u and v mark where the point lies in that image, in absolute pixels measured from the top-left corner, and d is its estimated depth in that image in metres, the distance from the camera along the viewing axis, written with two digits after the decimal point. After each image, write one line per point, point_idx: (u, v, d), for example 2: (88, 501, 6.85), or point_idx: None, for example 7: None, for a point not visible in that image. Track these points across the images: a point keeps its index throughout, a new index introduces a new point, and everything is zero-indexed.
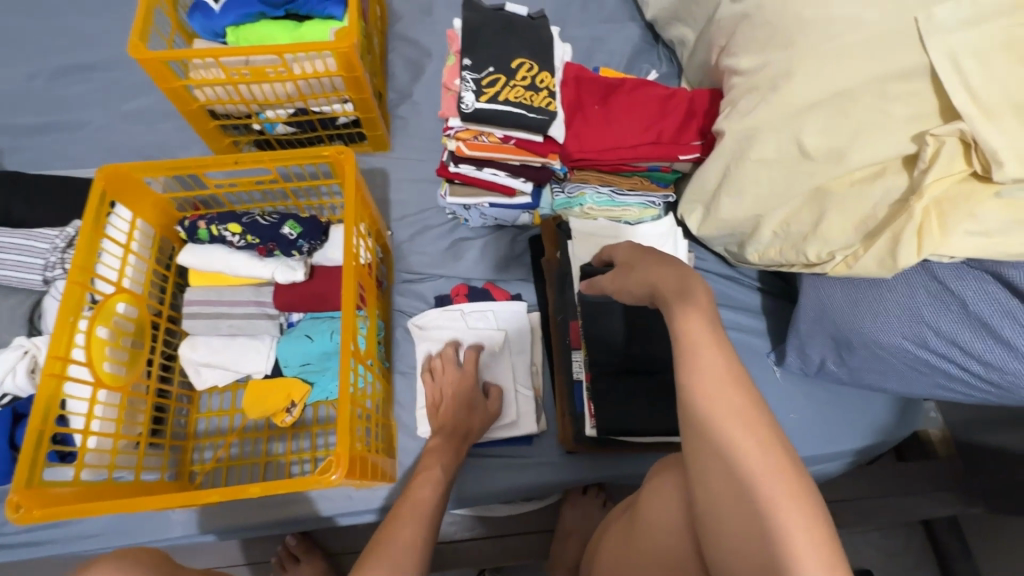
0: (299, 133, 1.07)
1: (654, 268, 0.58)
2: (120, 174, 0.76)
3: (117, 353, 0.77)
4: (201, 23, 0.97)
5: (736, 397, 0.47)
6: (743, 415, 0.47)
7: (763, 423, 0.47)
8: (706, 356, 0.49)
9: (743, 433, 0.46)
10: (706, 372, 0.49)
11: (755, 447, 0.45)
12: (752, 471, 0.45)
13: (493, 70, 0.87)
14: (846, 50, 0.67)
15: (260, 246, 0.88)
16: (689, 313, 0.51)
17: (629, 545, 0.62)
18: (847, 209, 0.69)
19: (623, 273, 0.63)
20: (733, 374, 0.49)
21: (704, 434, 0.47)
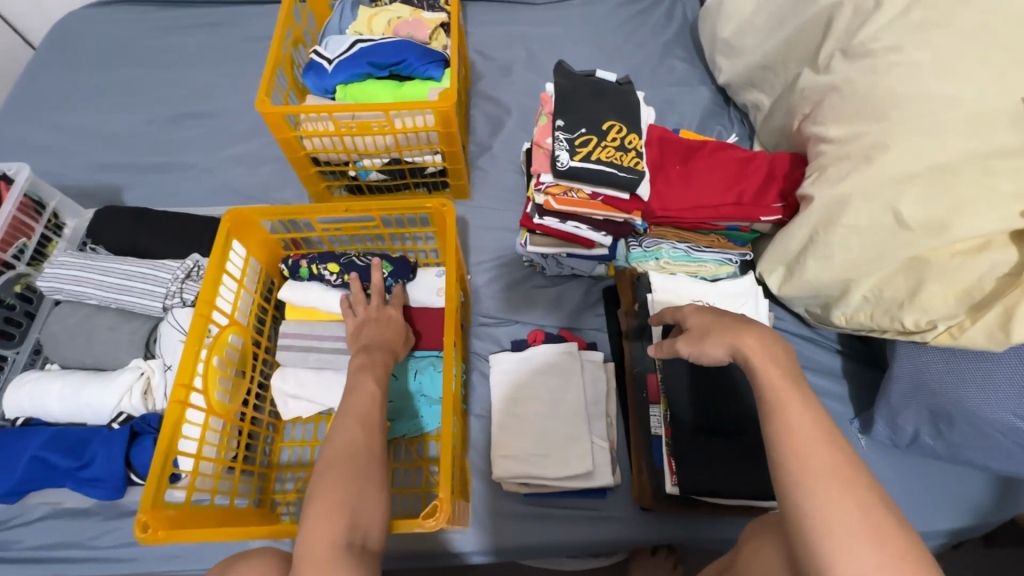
0: (388, 180, 1.15)
1: (732, 330, 0.58)
2: (244, 217, 0.84)
3: (225, 381, 0.82)
4: (313, 81, 1.07)
5: (829, 457, 0.48)
6: (837, 473, 0.47)
7: (863, 484, 0.46)
8: (794, 416, 0.51)
9: (837, 490, 0.46)
10: (791, 430, 0.50)
11: (850, 506, 0.45)
12: (851, 532, 0.44)
13: (585, 131, 0.92)
14: (947, 126, 0.69)
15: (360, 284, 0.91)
16: (771, 372, 0.54)
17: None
18: (949, 279, 0.69)
19: (694, 336, 0.62)
20: (825, 437, 0.49)
21: (797, 494, 0.47)
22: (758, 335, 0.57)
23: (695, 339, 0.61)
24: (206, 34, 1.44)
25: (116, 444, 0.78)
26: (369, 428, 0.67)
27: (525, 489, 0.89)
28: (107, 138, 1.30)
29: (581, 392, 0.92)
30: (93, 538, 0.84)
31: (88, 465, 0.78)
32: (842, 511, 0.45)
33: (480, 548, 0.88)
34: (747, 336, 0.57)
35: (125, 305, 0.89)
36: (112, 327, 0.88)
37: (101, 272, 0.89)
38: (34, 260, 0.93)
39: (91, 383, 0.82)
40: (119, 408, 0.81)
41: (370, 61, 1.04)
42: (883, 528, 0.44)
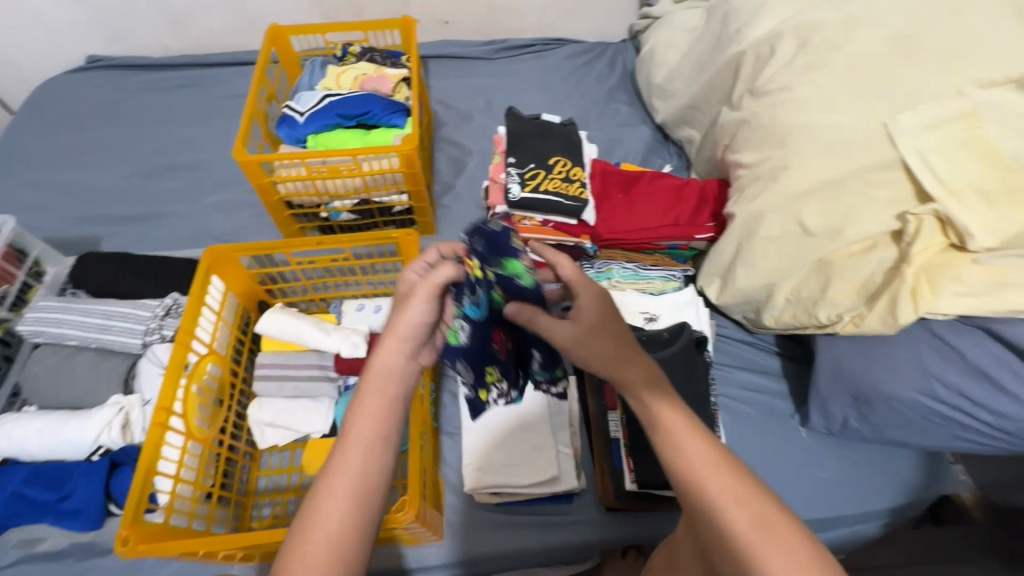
0: (359, 220, 1.23)
1: (616, 361, 0.56)
2: (222, 253, 0.91)
3: (203, 408, 0.86)
4: (286, 131, 1.17)
5: (722, 478, 0.51)
6: (733, 493, 0.51)
7: (754, 495, 0.51)
8: (687, 444, 0.54)
9: (734, 509, 0.50)
10: (687, 458, 0.53)
11: (748, 521, 0.49)
12: (752, 545, 0.48)
13: (533, 166, 1.03)
14: (832, 148, 0.82)
15: (498, 342, 0.64)
16: (659, 408, 0.56)
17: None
18: (848, 277, 0.80)
19: (586, 330, 0.56)
20: (715, 459, 0.53)
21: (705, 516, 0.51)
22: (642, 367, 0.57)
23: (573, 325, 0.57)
24: (184, 93, 1.54)
25: (97, 474, 0.82)
26: (360, 504, 0.52)
27: (496, 498, 0.93)
28: (86, 191, 1.36)
29: (544, 404, 0.98)
30: None
31: (66, 497, 0.81)
32: (742, 528, 0.49)
33: (456, 561, 0.91)
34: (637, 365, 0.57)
35: (105, 344, 0.93)
36: (92, 366, 0.92)
37: (83, 313, 0.93)
38: (15, 306, 0.97)
39: (69, 421, 0.85)
40: (98, 442, 0.84)
41: (338, 112, 1.15)
42: (779, 532, 0.49)
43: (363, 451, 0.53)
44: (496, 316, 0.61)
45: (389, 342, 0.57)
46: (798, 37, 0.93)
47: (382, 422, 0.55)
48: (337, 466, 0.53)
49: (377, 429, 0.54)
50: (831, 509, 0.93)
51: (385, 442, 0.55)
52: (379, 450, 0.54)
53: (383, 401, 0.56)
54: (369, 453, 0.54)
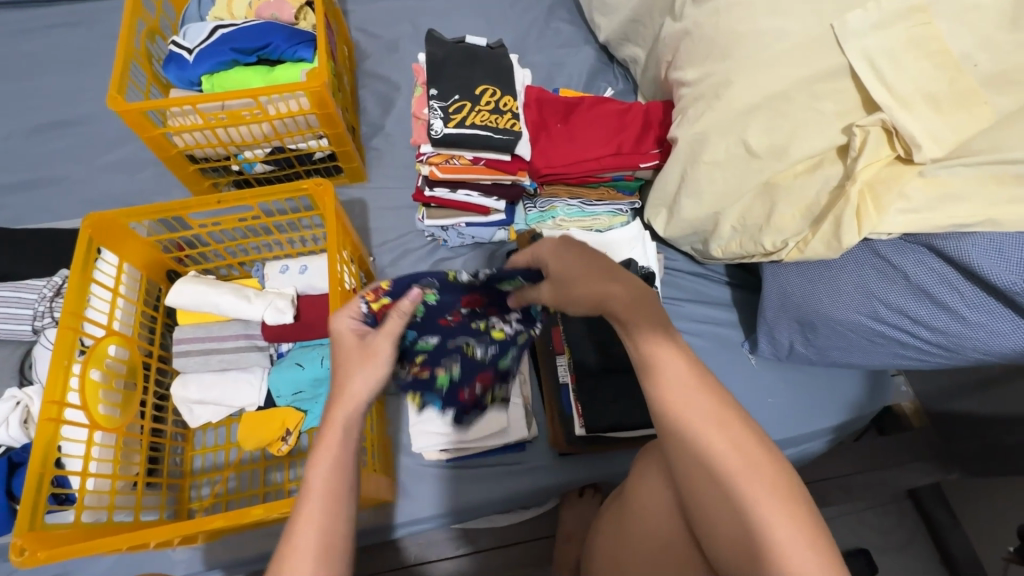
0: (277, 171, 1.11)
1: (599, 277, 0.58)
2: (107, 221, 0.79)
3: (111, 395, 0.79)
4: (175, 73, 1.02)
5: (703, 403, 0.51)
6: (715, 418, 0.50)
7: (732, 419, 0.50)
8: (668, 370, 0.53)
9: (716, 432, 0.50)
10: (673, 383, 0.52)
11: (727, 444, 0.49)
12: (730, 467, 0.48)
13: (459, 97, 0.93)
14: (777, 56, 0.74)
15: (453, 316, 0.66)
16: (648, 332, 0.55)
17: (627, 531, 0.67)
18: (794, 200, 0.75)
19: (563, 288, 0.60)
20: (697, 384, 0.52)
21: (686, 440, 0.51)
22: (631, 287, 0.57)
23: (562, 292, 0.60)
24: (58, 34, 1.32)
25: None
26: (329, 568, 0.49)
27: (445, 455, 0.91)
28: None
29: None
30: None
31: None
32: (719, 451, 0.49)
33: (414, 518, 0.90)
34: (615, 290, 0.57)
35: None
36: None
37: None
38: None
39: None
40: None
41: (233, 47, 1.00)
42: (751, 455, 0.49)
43: (321, 507, 0.52)
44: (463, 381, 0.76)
45: (354, 388, 0.58)
46: None
47: (337, 472, 0.54)
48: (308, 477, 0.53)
49: (336, 486, 0.53)
50: (779, 432, 0.94)
51: (342, 492, 0.53)
52: (337, 503, 0.53)
53: (343, 443, 0.55)
54: (334, 511, 0.52)
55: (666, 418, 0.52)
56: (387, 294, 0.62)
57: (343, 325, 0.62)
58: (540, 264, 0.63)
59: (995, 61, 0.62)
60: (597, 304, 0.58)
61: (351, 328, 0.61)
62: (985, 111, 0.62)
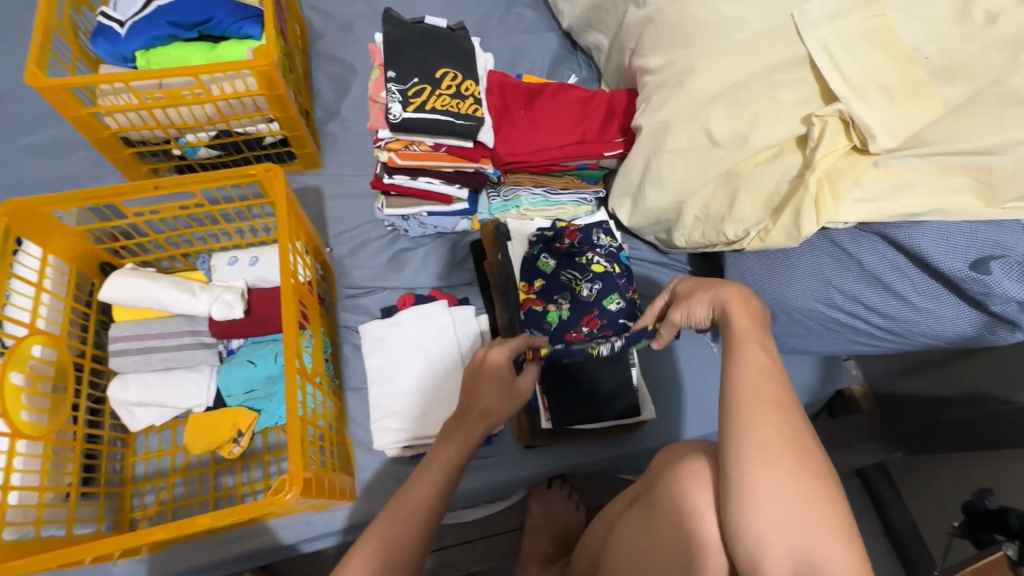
0: (223, 156, 1.04)
1: (738, 294, 0.59)
2: (26, 208, 0.72)
3: (37, 399, 0.72)
4: (105, 47, 0.93)
5: (771, 386, 0.51)
6: (778, 403, 0.50)
7: (794, 410, 0.50)
8: (751, 351, 0.54)
9: (771, 411, 0.49)
10: (746, 357, 0.53)
11: (780, 426, 0.49)
12: (778, 446, 0.48)
13: (418, 80, 0.89)
14: (739, 45, 0.75)
15: (576, 331, 0.87)
16: (744, 321, 0.56)
17: (644, 531, 0.61)
18: (755, 190, 0.76)
19: (686, 299, 0.63)
20: (774, 371, 0.52)
21: (740, 409, 0.50)
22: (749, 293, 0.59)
23: (682, 300, 0.63)
24: None
25: None
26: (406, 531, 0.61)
27: (409, 452, 0.88)
28: None
29: (454, 349, 0.92)
30: None
31: None
32: (774, 430, 0.48)
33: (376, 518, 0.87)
34: (730, 286, 0.59)
35: None
36: None
37: None
38: None
39: None
40: None
41: (170, 20, 0.92)
42: (804, 446, 0.48)
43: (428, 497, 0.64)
44: (567, 321, 0.88)
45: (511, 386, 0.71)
46: None
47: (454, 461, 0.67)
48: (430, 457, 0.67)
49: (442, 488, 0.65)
50: None
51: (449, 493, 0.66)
52: (438, 503, 0.64)
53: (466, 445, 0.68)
54: (436, 501, 0.64)
55: (735, 383, 0.52)
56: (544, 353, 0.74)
57: (495, 355, 0.70)
58: (720, 307, 0.59)
59: (944, 53, 0.63)
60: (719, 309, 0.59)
61: (501, 359, 0.70)
62: (934, 104, 0.64)
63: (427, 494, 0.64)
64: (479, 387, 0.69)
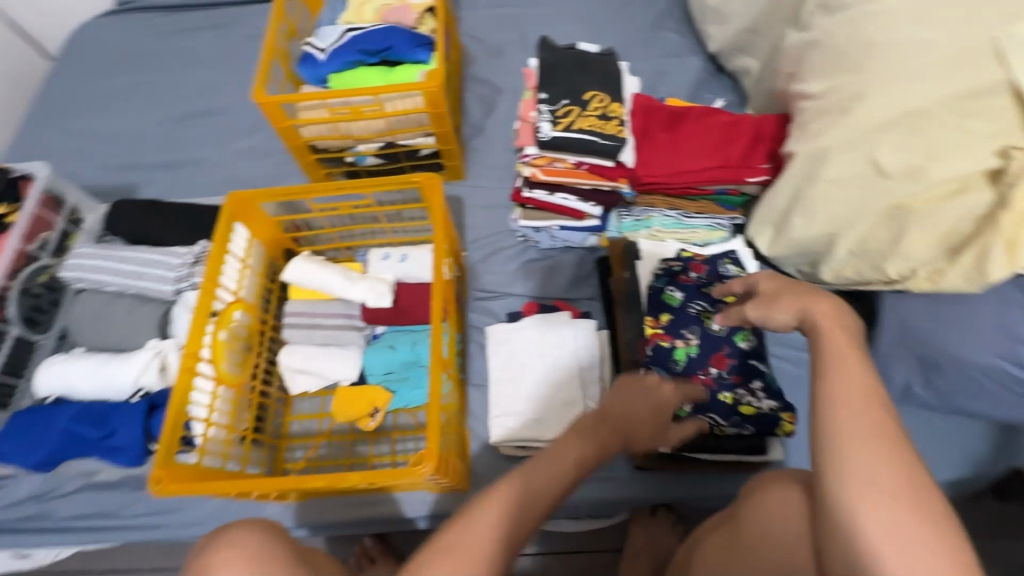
0: (385, 164, 1.18)
1: (813, 299, 0.61)
2: (245, 200, 0.89)
3: (234, 355, 0.87)
4: (308, 71, 1.12)
5: (871, 413, 0.50)
6: (875, 430, 0.49)
7: (907, 447, 0.48)
8: (849, 374, 0.54)
9: (878, 443, 0.48)
10: (847, 382, 0.53)
11: (892, 462, 0.47)
12: (892, 483, 0.46)
13: (567, 102, 0.94)
14: (923, 70, 0.69)
15: (703, 373, 0.85)
16: (838, 342, 0.57)
17: (735, 553, 0.63)
18: (928, 226, 0.70)
19: (766, 301, 0.65)
20: (873, 396, 0.52)
21: (843, 438, 0.50)
22: (836, 306, 0.59)
23: (765, 302, 0.65)
24: (209, 34, 1.50)
25: (135, 415, 0.85)
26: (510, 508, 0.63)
27: (522, 452, 0.92)
28: (122, 138, 1.36)
29: (573, 359, 0.95)
30: (123, 508, 0.91)
31: (111, 435, 0.85)
32: (878, 461, 0.47)
33: None
34: (820, 301, 0.60)
35: (140, 290, 0.95)
36: (129, 312, 0.94)
37: (119, 260, 0.95)
38: (58, 252, 1.00)
39: (111, 362, 0.88)
40: (139, 384, 0.88)
41: (359, 48, 1.07)
42: (916, 481, 0.46)
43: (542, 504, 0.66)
44: (699, 357, 0.86)
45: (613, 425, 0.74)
46: None
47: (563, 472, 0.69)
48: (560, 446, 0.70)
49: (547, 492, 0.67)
50: None
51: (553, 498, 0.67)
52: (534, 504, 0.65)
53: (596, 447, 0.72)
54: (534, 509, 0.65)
55: (835, 409, 0.52)
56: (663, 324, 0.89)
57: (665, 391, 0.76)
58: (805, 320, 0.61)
59: None
60: (803, 321, 0.61)
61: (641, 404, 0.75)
62: None
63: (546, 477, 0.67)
64: (633, 411, 0.74)
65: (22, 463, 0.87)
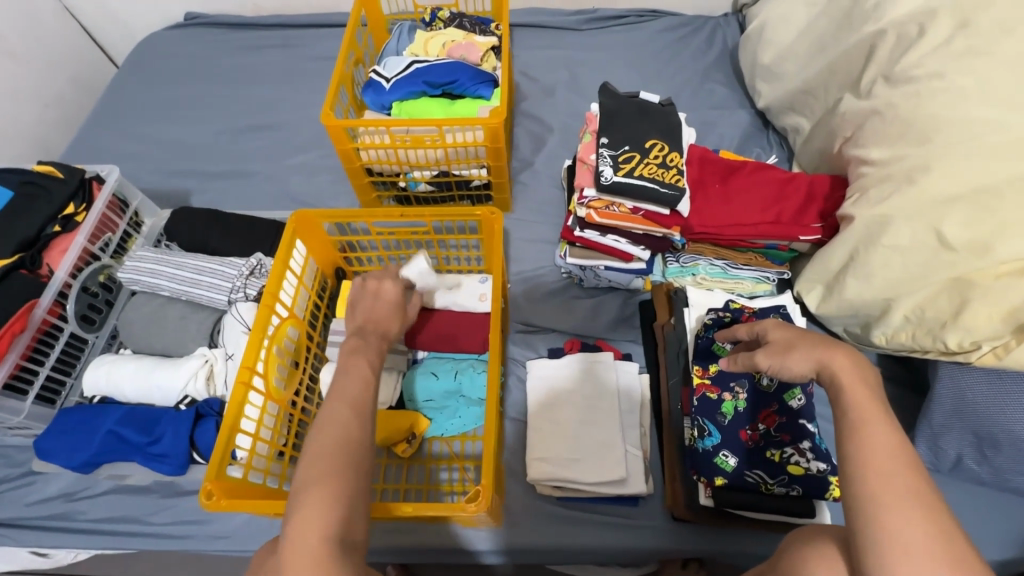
0: (436, 192, 1.21)
1: (829, 347, 0.58)
2: (307, 219, 0.91)
3: (282, 369, 0.88)
4: (372, 97, 1.15)
5: (907, 477, 0.48)
6: (914, 494, 0.47)
7: (939, 509, 0.46)
8: (878, 434, 0.51)
9: (909, 508, 0.46)
10: (876, 442, 0.50)
11: (926, 527, 0.45)
12: (925, 550, 0.44)
13: (628, 148, 0.97)
14: (991, 150, 0.71)
15: (750, 429, 0.84)
16: (861, 397, 0.54)
17: None
18: (993, 301, 0.70)
19: (780, 351, 0.62)
20: (905, 458, 0.49)
21: (871, 502, 0.47)
22: (856, 356, 0.57)
23: (778, 352, 0.62)
24: (272, 53, 1.56)
25: (183, 423, 0.85)
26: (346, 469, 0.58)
27: (558, 492, 0.91)
28: (179, 146, 1.40)
29: (615, 400, 0.94)
30: (150, 515, 0.90)
31: (156, 441, 0.85)
32: (914, 527, 0.45)
33: (514, 547, 0.90)
34: (838, 353, 0.57)
35: (194, 297, 0.96)
36: (181, 317, 0.96)
37: (175, 266, 0.96)
38: (116, 253, 1.02)
39: (161, 367, 0.90)
40: (185, 391, 0.89)
41: (425, 80, 1.11)
42: (959, 554, 0.44)
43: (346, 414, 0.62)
44: (745, 414, 0.85)
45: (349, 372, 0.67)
46: (957, 15, 0.80)
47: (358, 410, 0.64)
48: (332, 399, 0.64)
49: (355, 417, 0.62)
50: None
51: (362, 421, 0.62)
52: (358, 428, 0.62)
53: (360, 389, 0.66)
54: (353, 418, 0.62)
55: (863, 472, 0.49)
56: (710, 376, 0.88)
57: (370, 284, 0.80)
58: (822, 373, 0.58)
59: None
60: (816, 367, 0.58)
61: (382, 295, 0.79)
62: None
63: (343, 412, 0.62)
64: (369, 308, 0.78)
65: (63, 462, 0.86)
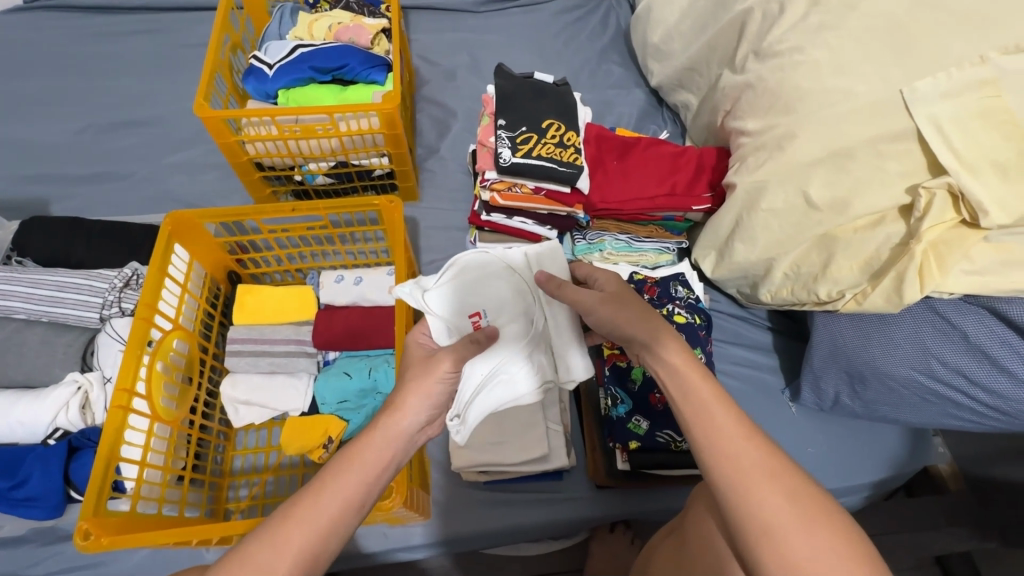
0: (336, 184, 1.15)
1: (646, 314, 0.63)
2: (185, 220, 0.83)
3: (171, 387, 0.81)
4: (254, 85, 1.07)
5: (754, 452, 0.48)
6: (766, 468, 0.48)
7: (789, 471, 0.48)
8: (720, 417, 0.51)
9: (767, 487, 0.46)
10: (720, 430, 0.50)
11: (779, 496, 0.46)
12: (786, 517, 0.45)
13: (526, 129, 0.97)
14: (842, 116, 0.78)
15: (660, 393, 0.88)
16: (695, 381, 0.54)
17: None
18: (851, 253, 0.77)
19: (648, 319, 0.62)
20: (744, 431, 0.50)
21: (733, 488, 0.47)
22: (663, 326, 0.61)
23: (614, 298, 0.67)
24: (137, 40, 1.40)
25: (53, 460, 0.76)
26: None
27: (483, 477, 0.90)
28: (32, 147, 1.23)
29: None
30: (30, 566, 0.80)
31: (20, 484, 0.75)
32: (774, 500, 0.46)
33: (445, 537, 0.89)
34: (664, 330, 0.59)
35: (57, 318, 0.85)
36: (44, 342, 0.85)
37: (30, 284, 0.85)
38: None
39: (21, 401, 0.79)
40: (55, 424, 0.79)
41: (312, 65, 1.05)
42: (818, 506, 0.46)
43: (336, 507, 0.51)
44: (651, 381, 0.89)
45: (322, 508, 0.50)
46: None
47: (305, 562, 0.48)
48: (337, 472, 0.53)
49: (341, 515, 0.51)
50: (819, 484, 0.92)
51: (345, 521, 0.51)
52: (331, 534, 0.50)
53: (365, 479, 0.53)
54: (341, 515, 0.51)
55: (715, 461, 0.49)
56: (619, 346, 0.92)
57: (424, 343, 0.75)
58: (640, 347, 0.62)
59: None
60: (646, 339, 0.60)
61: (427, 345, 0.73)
62: None
63: (334, 508, 0.51)
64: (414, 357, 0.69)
65: None
